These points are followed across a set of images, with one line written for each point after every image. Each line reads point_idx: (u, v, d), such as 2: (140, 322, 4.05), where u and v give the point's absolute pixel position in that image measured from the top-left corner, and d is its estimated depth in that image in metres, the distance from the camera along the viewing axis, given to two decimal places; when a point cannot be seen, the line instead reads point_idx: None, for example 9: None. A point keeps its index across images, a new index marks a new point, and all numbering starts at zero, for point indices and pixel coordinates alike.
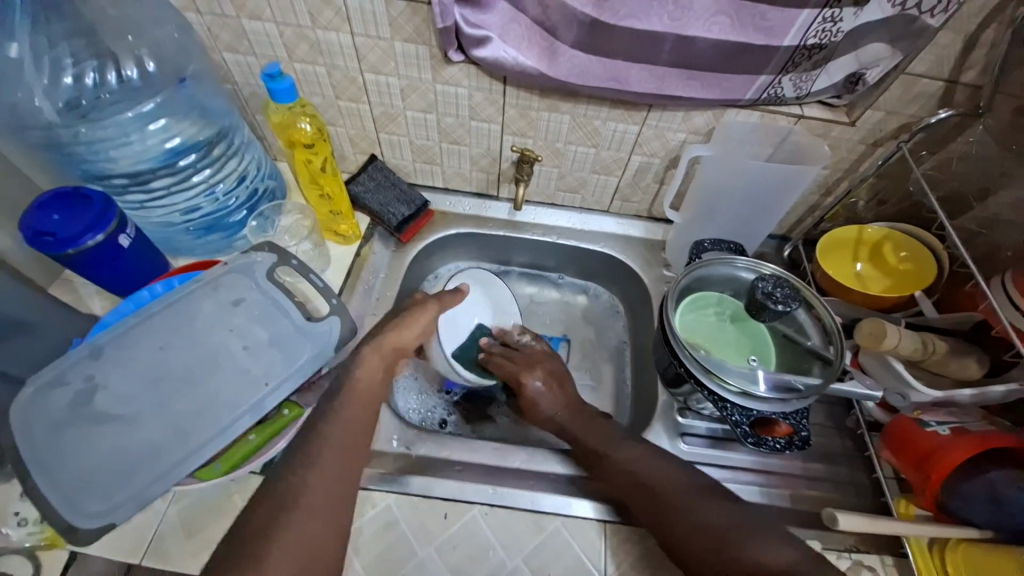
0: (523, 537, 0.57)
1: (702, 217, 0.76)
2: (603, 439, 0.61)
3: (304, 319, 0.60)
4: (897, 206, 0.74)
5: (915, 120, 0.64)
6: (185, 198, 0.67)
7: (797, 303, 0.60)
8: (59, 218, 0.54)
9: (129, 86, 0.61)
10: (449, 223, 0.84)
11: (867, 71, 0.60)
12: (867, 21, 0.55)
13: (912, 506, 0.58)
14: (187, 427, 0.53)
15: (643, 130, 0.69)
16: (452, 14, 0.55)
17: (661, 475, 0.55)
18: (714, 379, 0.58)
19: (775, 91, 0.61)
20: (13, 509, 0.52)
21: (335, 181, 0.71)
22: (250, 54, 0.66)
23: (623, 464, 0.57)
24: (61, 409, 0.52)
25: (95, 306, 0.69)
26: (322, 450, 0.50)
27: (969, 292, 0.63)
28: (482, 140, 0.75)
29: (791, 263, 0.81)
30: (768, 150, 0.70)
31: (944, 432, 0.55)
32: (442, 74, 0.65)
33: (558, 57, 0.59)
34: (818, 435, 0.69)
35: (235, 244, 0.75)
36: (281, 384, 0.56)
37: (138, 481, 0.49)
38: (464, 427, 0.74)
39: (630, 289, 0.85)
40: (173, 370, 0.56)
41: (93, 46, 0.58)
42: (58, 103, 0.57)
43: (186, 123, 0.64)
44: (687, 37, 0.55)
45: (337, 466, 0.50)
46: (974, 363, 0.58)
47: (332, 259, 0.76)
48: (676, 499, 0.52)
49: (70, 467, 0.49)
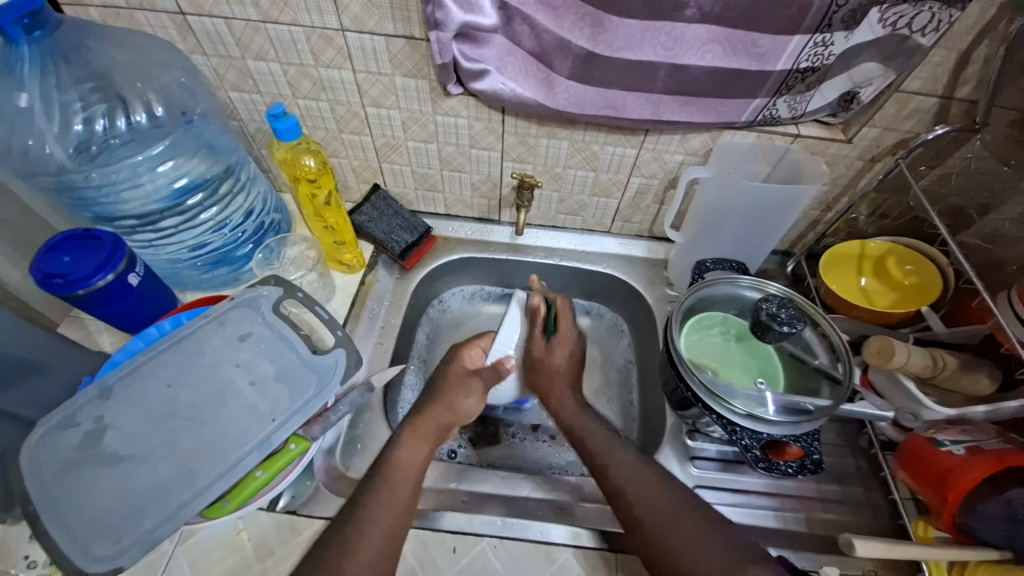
0: (532, 569, 0.56)
1: (702, 237, 0.76)
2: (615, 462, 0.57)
3: (310, 352, 0.61)
4: (898, 220, 0.74)
5: (911, 136, 0.64)
6: (193, 234, 0.68)
7: (803, 324, 0.59)
8: (70, 259, 0.55)
9: (138, 130, 0.62)
10: (452, 248, 0.85)
11: (861, 89, 0.60)
12: (858, 42, 0.55)
13: (931, 528, 0.57)
14: (196, 466, 0.53)
15: (641, 153, 0.70)
16: (450, 50, 0.56)
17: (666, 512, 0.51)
18: (721, 403, 0.57)
19: (770, 112, 0.62)
20: (23, 552, 0.52)
21: (340, 214, 0.72)
22: (255, 92, 0.68)
23: (625, 488, 0.54)
24: (70, 451, 0.52)
25: (105, 342, 0.70)
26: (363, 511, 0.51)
27: (976, 307, 0.62)
28: (482, 167, 0.76)
29: (796, 279, 0.81)
30: (766, 168, 0.71)
31: (959, 452, 0.54)
32: (442, 106, 0.66)
33: (555, 87, 0.60)
34: (830, 455, 0.68)
35: (242, 277, 0.76)
36: (288, 420, 0.56)
37: (147, 523, 0.49)
38: (473, 456, 0.73)
39: (634, 308, 0.85)
40: (182, 408, 0.56)
41: (102, 92, 0.60)
42: (69, 148, 0.59)
43: (195, 162, 0.65)
44: (681, 65, 0.56)
45: (385, 526, 0.50)
46: (986, 377, 0.58)
47: (337, 288, 0.77)
48: (672, 529, 0.50)
49: (78, 510, 0.49)
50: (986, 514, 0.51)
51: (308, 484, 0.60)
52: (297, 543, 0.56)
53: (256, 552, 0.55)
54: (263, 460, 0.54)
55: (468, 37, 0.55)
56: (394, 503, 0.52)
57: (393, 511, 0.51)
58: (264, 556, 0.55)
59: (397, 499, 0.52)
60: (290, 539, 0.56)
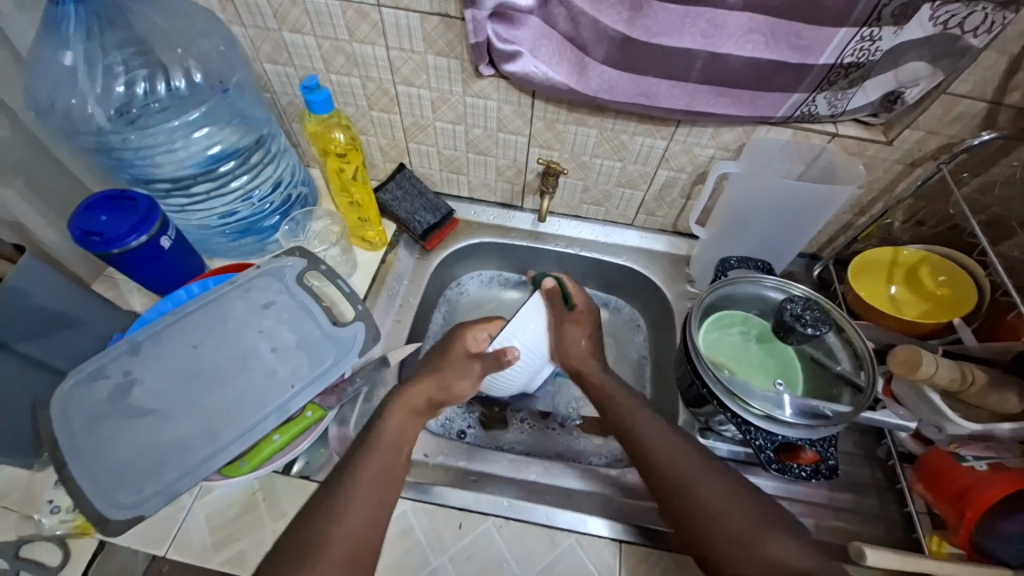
0: (535, 551, 0.56)
1: (728, 234, 0.75)
2: (641, 432, 0.58)
3: (330, 324, 0.62)
4: (935, 228, 0.72)
5: (956, 141, 0.62)
6: (223, 202, 0.69)
7: (827, 327, 0.58)
8: (107, 219, 0.57)
9: (177, 96, 0.64)
10: (473, 232, 0.85)
11: (906, 89, 0.58)
12: (907, 39, 0.53)
13: (945, 544, 0.56)
14: (217, 425, 0.54)
15: (671, 145, 0.69)
16: (485, 30, 0.56)
17: (695, 473, 0.52)
18: (738, 402, 0.56)
19: (808, 108, 0.60)
20: (47, 497, 0.55)
21: (365, 189, 0.73)
22: (289, 65, 0.69)
23: (655, 456, 0.55)
24: (100, 402, 0.54)
25: (135, 302, 0.72)
26: (351, 476, 0.52)
27: (1011, 322, 0.60)
28: (508, 151, 0.75)
29: (822, 284, 0.79)
30: (799, 167, 0.69)
31: (981, 468, 0.53)
32: (472, 87, 0.66)
33: (588, 72, 0.59)
34: (846, 464, 0.67)
35: (268, 248, 0.77)
36: (306, 388, 0.57)
37: (168, 475, 0.51)
38: (483, 438, 0.74)
39: (653, 303, 0.85)
40: (206, 368, 0.58)
41: (144, 57, 0.62)
42: (110, 110, 0.61)
43: (228, 131, 0.67)
44: (719, 54, 0.55)
45: (372, 493, 0.51)
46: (1016, 397, 0.55)
47: (359, 264, 0.78)
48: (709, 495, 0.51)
49: (102, 457, 0.51)
50: (1005, 533, 0.49)
51: (322, 452, 0.62)
52: None
53: (268, 513, 0.57)
54: (280, 425, 0.56)
55: (504, 17, 0.55)
56: (377, 471, 0.53)
57: (377, 480, 0.52)
58: (276, 517, 0.56)
59: (382, 468, 0.53)
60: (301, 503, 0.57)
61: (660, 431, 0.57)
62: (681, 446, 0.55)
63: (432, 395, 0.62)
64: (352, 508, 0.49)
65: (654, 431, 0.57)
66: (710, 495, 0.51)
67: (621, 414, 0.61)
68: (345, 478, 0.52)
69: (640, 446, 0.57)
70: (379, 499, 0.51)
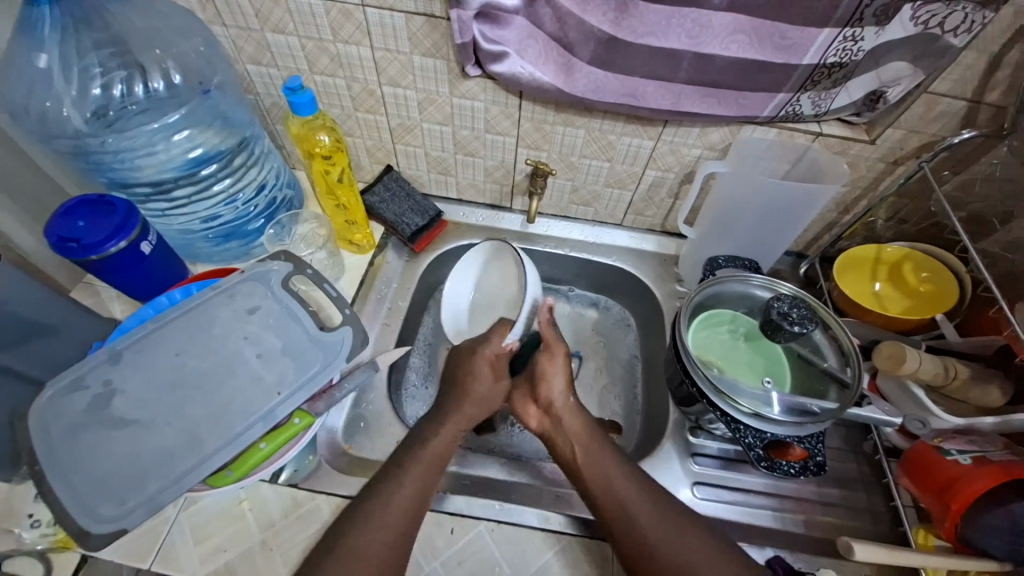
0: (528, 555, 0.56)
1: (716, 234, 0.75)
2: (627, 497, 0.53)
3: (317, 329, 0.61)
4: (917, 226, 0.73)
5: (937, 140, 0.63)
6: (206, 206, 0.68)
7: (814, 325, 0.58)
8: (84, 224, 0.55)
9: (156, 98, 0.63)
10: (462, 233, 0.84)
11: (888, 89, 0.59)
12: (888, 40, 0.54)
13: (931, 537, 0.57)
14: (201, 434, 0.53)
15: (658, 145, 0.69)
16: (471, 30, 0.56)
17: (677, 540, 0.50)
18: (727, 400, 0.57)
19: (793, 108, 0.61)
20: (28, 510, 0.53)
21: (352, 192, 0.72)
22: (272, 66, 0.68)
23: (637, 523, 0.52)
24: (78, 413, 0.53)
25: (115, 309, 0.70)
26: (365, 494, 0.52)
27: (993, 317, 0.61)
28: (496, 152, 0.75)
29: (808, 281, 0.80)
30: (785, 166, 0.70)
31: (966, 461, 0.53)
32: (459, 88, 0.66)
33: (575, 73, 0.59)
34: (833, 459, 0.68)
35: (253, 252, 0.76)
36: (293, 394, 0.56)
37: (151, 487, 0.50)
38: (475, 441, 0.73)
39: (641, 302, 0.85)
40: (189, 376, 0.57)
41: (121, 57, 0.60)
42: (86, 112, 0.59)
43: (210, 133, 0.65)
44: (705, 55, 0.55)
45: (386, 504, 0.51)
46: (997, 390, 0.57)
47: (346, 267, 0.77)
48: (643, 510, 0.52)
49: (83, 469, 0.50)
50: (990, 526, 0.50)
51: (311, 459, 0.61)
52: (297, 517, 0.56)
53: (256, 522, 0.56)
54: (267, 432, 0.55)
55: (489, 17, 0.55)
56: (416, 484, 0.53)
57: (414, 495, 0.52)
58: (265, 526, 0.56)
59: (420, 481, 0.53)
60: (291, 512, 0.57)
61: (640, 491, 0.54)
62: (665, 513, 0.52)
63: None
64: (382, 524, 0.49)
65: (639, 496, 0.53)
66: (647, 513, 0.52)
67: (599, 474, 0.56)
68: (375, 487, 0.52)
69: (625, 509, 0.53)
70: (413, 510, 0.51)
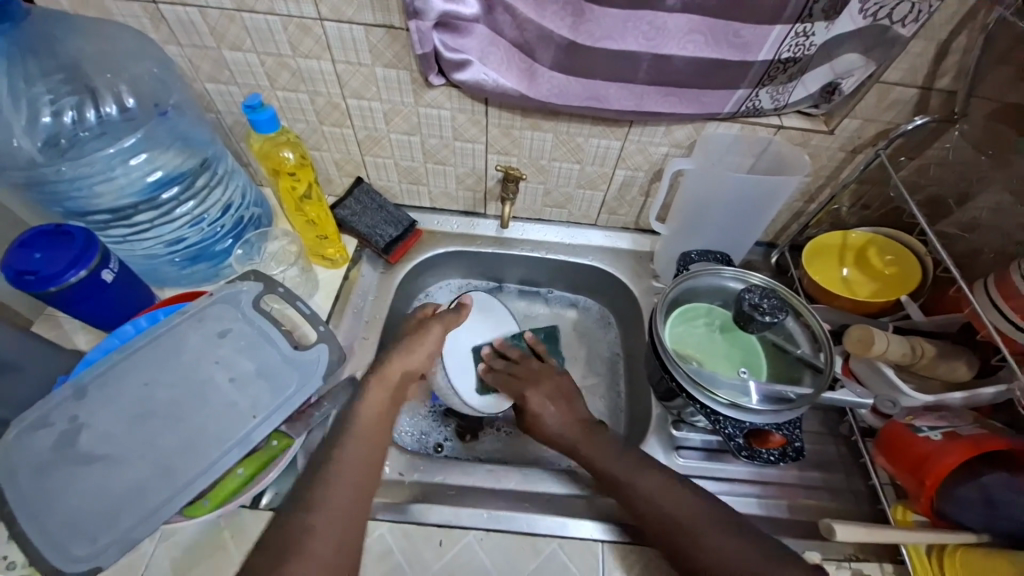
0: (519, 560, 0.56)
1: (687, 229, 0.76)
2: (647, 495, 0.54)
3: (291, 349, 0.60)
4: (880, 211, 0.75)
5: (892, 126, 0.65)
6: (170, 229, 0.66)
7: (784, 313, 0.59)
8: (41, 256, 0.54)
9: (109, 122, 0.61)
10: (437, 242, 0.84)
11: (843, 80, 0.60)
12: (839, 33, 0.56)
13: (909, 513, 0.57)
14: (175, 464, 0.52)
15: (626, 145, 0.70)
16: (431, 39, 0.56)
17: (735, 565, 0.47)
18: (705, 393, 0.58)
19: (753, 103, 0.62)
20: (1, 553, 0.51)
21: (321, 207, 0.71)
22: (232, 83, 0.67)
23: (637, 494, 0.54)
24: (45, 451, 0.51)
25: (81, 341, 0.68)
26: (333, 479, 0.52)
27: (953, 296, 0.63)
28: (467, 159, 0.75)
29: (779, 270, 0.82)
30: (750, 160, 0.71)
31: (936, 437, 0.55)
32: (424, 97, 0.66)
33: (538, 78, 0.59)
34: (812, 442, 0.69)
35: (222, 273, 0.74)
36: (270, 417, 0.55)
37: (125, 522, 0.48)
38: (460, 449, 0.74)
39: (620, 299, 0.85)
40: (160, 406, 0.55)
41: (72, 83, 0.58)
42: (38, 141, 0.57)
43: (169, 155, 0.64)
44: (663, 55, 0.56)
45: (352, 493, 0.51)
46: (963, 365, 0.59)
47: (320, 283, 0.76)
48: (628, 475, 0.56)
49: (54, 511, 0.48)
50: (962, 498, 0.52)
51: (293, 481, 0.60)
52: None
53: (239, 551, 0.54)
54: (243, 458, 0.54)
55: (448, 26, 0.55)
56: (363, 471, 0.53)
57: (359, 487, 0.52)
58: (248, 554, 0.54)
59: (361, 458, 0.55)
60: None
61: (671, 499, 0.53)
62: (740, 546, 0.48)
63: (386, 397, 0.61)
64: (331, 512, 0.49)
65: (646, 485, 0.54)
66: (633, 479, 0.55)
67: (655, 510, 0.53)
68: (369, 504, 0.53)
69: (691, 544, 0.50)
70: (359, 490, 0.52)
